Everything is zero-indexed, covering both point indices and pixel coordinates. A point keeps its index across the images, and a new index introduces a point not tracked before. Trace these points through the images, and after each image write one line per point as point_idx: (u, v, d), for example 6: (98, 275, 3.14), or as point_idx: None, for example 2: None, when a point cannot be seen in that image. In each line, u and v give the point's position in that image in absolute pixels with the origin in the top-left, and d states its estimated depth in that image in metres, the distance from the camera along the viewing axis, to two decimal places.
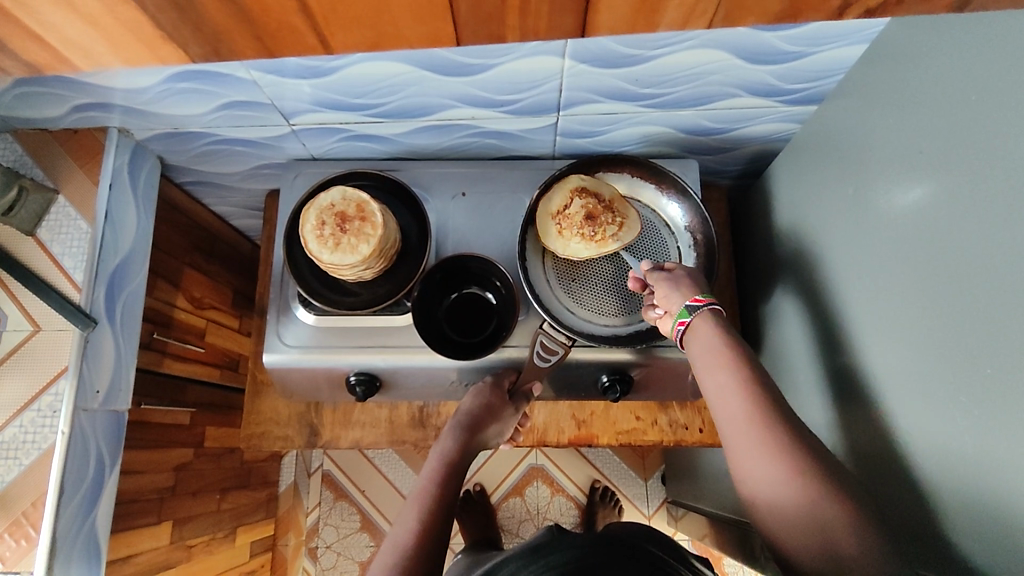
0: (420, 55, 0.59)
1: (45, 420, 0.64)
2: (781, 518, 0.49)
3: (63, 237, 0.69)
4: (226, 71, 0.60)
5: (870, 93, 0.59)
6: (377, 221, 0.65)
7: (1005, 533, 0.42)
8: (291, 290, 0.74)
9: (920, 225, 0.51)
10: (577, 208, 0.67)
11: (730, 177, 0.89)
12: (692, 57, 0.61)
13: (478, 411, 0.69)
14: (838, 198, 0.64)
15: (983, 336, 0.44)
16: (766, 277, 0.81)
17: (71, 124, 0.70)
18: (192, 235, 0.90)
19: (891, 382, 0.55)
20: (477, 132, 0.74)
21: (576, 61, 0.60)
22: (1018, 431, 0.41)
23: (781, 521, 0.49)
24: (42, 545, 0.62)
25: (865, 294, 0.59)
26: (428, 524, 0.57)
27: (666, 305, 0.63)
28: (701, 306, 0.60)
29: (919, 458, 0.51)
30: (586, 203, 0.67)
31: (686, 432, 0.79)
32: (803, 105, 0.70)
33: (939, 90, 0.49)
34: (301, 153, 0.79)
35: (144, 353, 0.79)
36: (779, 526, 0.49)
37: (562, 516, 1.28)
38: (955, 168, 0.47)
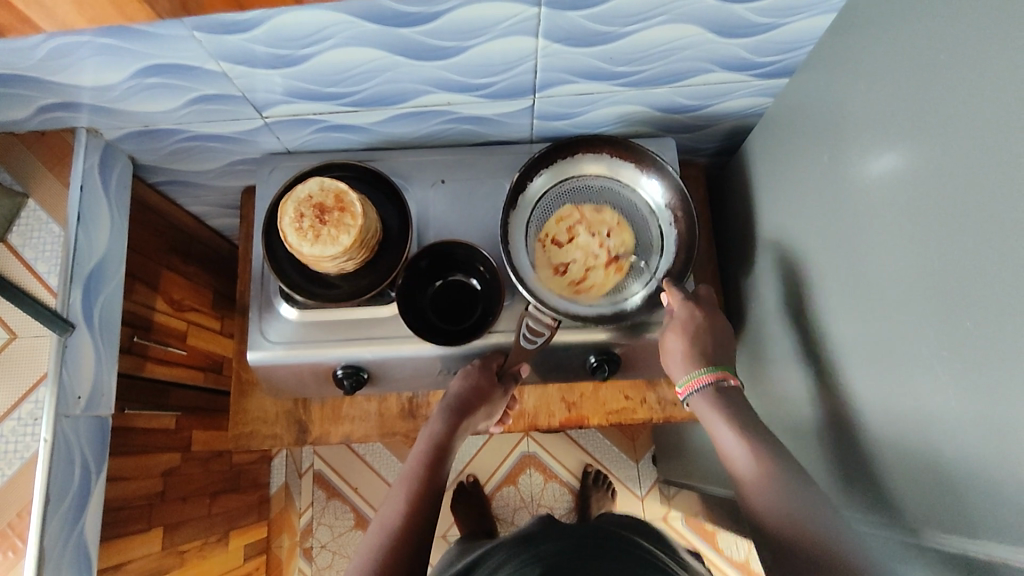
0: (392, 40, 0.59)
1: (27, 428, 0.63)
2: (763, 495, 0.55)
3: (34, 242, 0.68)
4: (195, 64, 0.59)
5: (839, 61, 0.59)
6: (357, 211, 0.65)
7: (983, 485, 0.43)
8: (272, 286, 0.73)
9: (893, 191, 0.52)
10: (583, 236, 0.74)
11: (706, 154, 0.89)
12: (665, 33, 0.61)
13: (465, 394, 0.69)
14: (812, 167, 0.65)
15: (958, 295, 0.45)
16: (745, 252, 0.82)
17: (37, 126, 0.68)
18: (168, 236, 0.88)
19: (870, 346, 0.56)
20: (453, 118, 0.74)
21: (549, 40, 0.60)
22: (994, 380, 0.42)
23: (763, 498, 0.55)
24: (30, 557, 0.61)
25: (842, 262, 0.60)
26: (415, 507, 0.62)
27: (676, 367, 0.68)
28: (705, 383, 0.65)
29: (898, 418, 0.52)
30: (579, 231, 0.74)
31: (675, 409, 0.80)
32: (775, 78, 0.71)
33: (906, 52, 0.50)
34: (276, 147, 0.78)
35: (125, 357, 0.77)
36: (762, 501, 0.55)
37: (556, 502, 1.29)
38: (925, 127, 0.48)
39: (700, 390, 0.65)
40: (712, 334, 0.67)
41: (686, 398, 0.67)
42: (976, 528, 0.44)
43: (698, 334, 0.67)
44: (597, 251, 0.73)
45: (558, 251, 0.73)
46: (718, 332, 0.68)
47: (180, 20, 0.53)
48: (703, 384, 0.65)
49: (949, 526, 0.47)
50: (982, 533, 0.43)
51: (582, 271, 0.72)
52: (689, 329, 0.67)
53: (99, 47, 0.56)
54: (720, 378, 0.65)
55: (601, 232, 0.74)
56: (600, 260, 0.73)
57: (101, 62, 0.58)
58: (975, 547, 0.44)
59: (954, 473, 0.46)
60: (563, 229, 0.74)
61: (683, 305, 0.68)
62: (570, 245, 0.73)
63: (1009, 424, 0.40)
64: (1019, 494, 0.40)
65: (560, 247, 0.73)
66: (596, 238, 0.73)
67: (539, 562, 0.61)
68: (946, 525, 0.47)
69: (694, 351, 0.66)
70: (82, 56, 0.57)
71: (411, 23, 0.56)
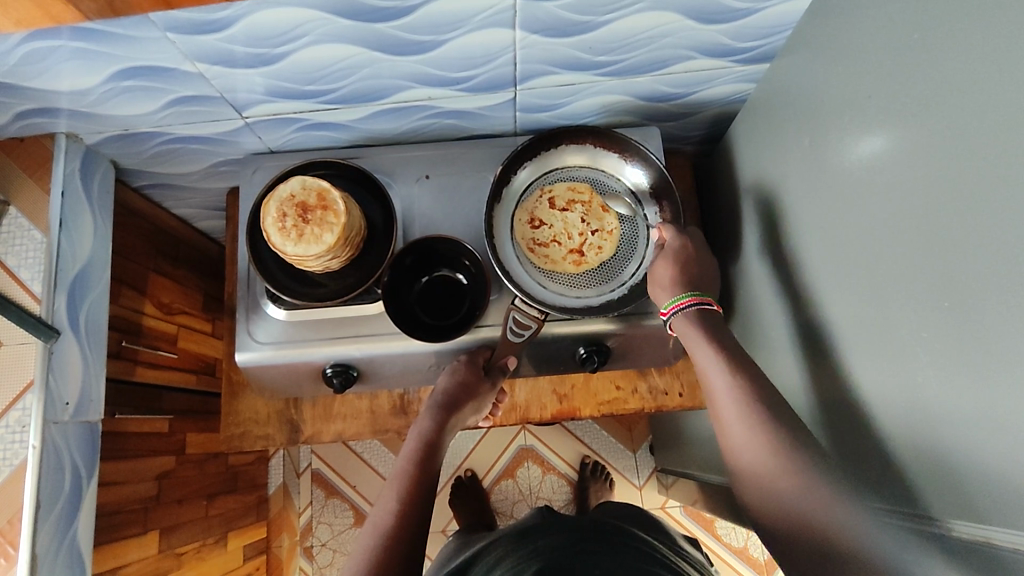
0: (369, 35, 0.58)
1: (15, 435, 0.63)
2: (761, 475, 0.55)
3: (17, 249, 0.68)
4: (171, 66, 0.59)
5: (818, 45, 0.59)
6: (339, 209, 0.64)
7: (969, 465, 0.43)
8: (259, 286, 0.73)
9: (878, 177, 0.51)
10: (573, 215, 0.73)
11: (693, 142, 0.89)
12: (644, 21, 0.61)
13: (454, 390, 0.69)
14: (796, 152, 0.64)
15: (945, 280, 0.44)
16: (733, 239, 0.82)
17: (15, 133, 0.68)
18: (154, 239, 0.88)
19: (858, 330, 0.55)
20: (435, 112, 0.73)
21: (527, 31, 0.60)
22: (976, 361, 0.42)
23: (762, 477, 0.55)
24: (22, 563, 0.61)
25: (831, 248, 0.60)
26: (407, 503, 0.62)
27: (659, 280, 0.67)
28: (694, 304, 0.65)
29: (888, 403, 0.52)
30: (576, 211, 0.73)
31: (667, 397, 0.80)
32: (758, 64, 0.71)
33: (883, 35, 0.49)
34: (259, 147, 0.78)
35: (114, 363, 0.77)
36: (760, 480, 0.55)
37: (555, 494, 1.29)
38: (906, 110, 0.47)
39: (686, 311, 0.65)
40: (699, 266, 0.68)
41: (668, 319, 0.67)
42: (964, 510, 0.44)
43: (686, 263, 0.68)
44: (577, 242, 0.73)
45: (547, 209, 0.74)
46: (705, 265, 0.69)
47: (153, 21, 0.52)
48: (690, 306, 0.65)
49: (939, 508, 0.47)
50: (969, 514, 0.43)
51: (551, 233, 0.73)
52: (680, 258, 0.68)
53: (73, 51, 0.55)
54: (706, 304, 0.66)
55: (592, 225, 0.73)
56: (568, 244, 0.73)
57: (75, 66, 0.58)
58: (963, 527, 0.44)
59: (942, 455, 0.46)
60: (565, 197, 0.74)
61: (676, 235, 0.69)
62: (564, 213, 0.73)
63: (996, 406, 0.40)
64: (1000, 472, 0.40)
65: (558, 211, 0.73)
66: (582, 225, 0.73)
67: (537, 555, 0.60)
68: (936, 508, 0.47)
69: (682, 275, 0.67)
70: (56, 60, 0.57)
71: (386, 18, 0.56)
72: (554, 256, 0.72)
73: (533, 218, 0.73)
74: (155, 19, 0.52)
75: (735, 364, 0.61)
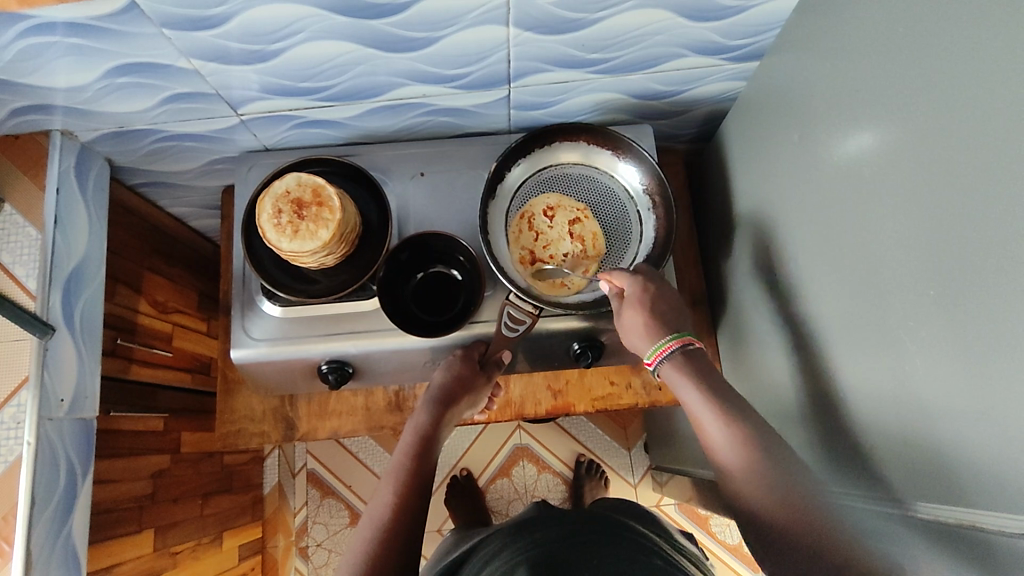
0: (363, 32, 0.59)
1: (10, 431, 0.63)
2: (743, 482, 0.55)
3: (12, 246, 0.68)
4: (167, 62, 0.59)
5: (806, 43, 0.60)
6: (334, 205, 0.64)
7: (958, 455, 0.44)
8: (254, 283, 0.73)
9: (868, 169, 0.52)
10: (572, 245, 0.73)
11: (685, 140, 0.90)
12: (635, 18, 0.62)
13: (449, 385, 0.70)
14: (786, 148, 0.65)
15: (934, 268, 0.45)
16: (725, 236, 0.82)
17: (10, 130, 0.68)
18: (149, 237, 0.88)
19: (849, 323, 0.56)
20: (430, 110, 0.74)
21: (520, 29, 0.60)
22: (965, 350, 0.42)
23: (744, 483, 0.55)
24: (17, 560, 0.61)
25: (821, 242, 0.60)
26: (404, 497, 0.62)
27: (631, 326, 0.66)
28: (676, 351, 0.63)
29: (877, 393, 0.53)
30: (575, 249, 0.73)
31: (660, 393, 0.81)
32: (748, 62, 0.71)
33: (871, 31, 0.50)
34: (254, 145, 0.78)
35: (109, 360, 0.77)
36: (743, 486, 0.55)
37: (550, 492, 1.29)
38: (894, 105, 0.48)
39: (670, 357, 0.63)
40: (667, 304, 0.66)
41: (656, 367, 0.65)
42: (952, 495, 0.45)
43: (655, 303, 0.65)
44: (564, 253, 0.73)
45: (564, 217, 0.74)
46: (670, 299, 0.66)
47: (149, 17, 0.53)
48: (673, 351, 0.63)
49: (928, 495, 0.47)
50: (957, 499, 0.44)
51: (555, 227, 0.74)
52: (645, 301, 0.65)
53: (68, 47, 0.56)
54: (686, 343, 0.64)
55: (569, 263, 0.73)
56: (555, 249, 0.73)
57: (71, 62, 0.58)
58: (950, 513, 0.45)
59: (932, 442, 0.46)
60: (586, 231, 0.74)
61: (632, 279, 0.66)
62: (578, 224, 0.74)
63: (985, 391, 0.41)
64: (988, 459, 0.41)
65: (575, 225, 0.74)
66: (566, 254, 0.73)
67: (534, 548, 0.60)
68: (925, 495, 0.47)
69: (655, 322, 0.64)
70: (52, 56, 0.57)
71: (381, 15, 0.56)
72: (535, 250, 0.73)
73: (552, 207, 0.74)
74: (151, 14, 0.53)
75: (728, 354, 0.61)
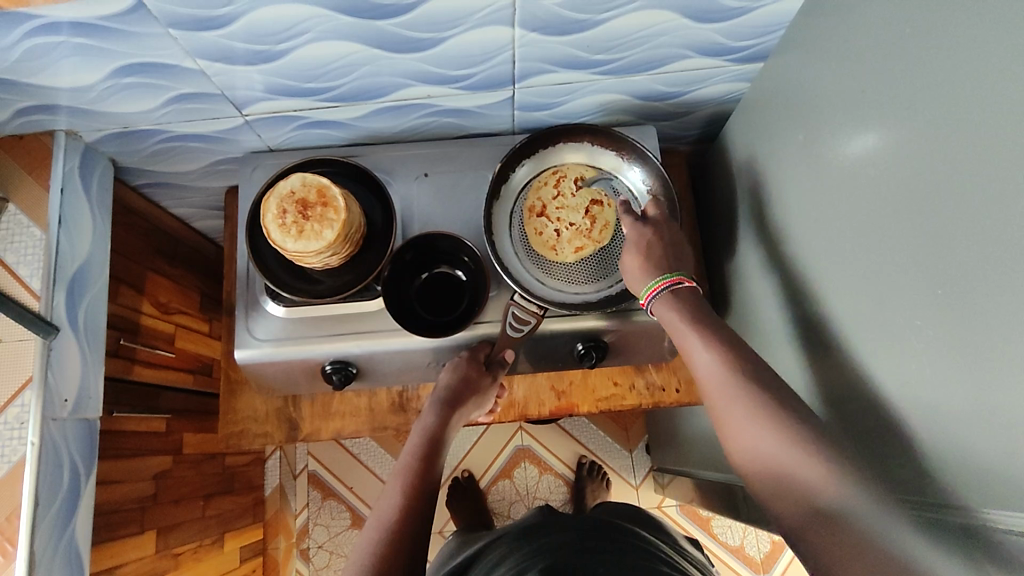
0: (369, 33, 0.59)
1: (13, 431, 0.64)
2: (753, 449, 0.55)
3: (16, 246, 0.68)
4: (172, 62, 0.59)
5: (811, 44, 0.60)
6: (339, 205, 0.65)
7: (965, 455, 0.44)
8: (259, 284, 0.73)
9: (873, 169, 0.52)
10: (583, 221, 0.73)
11: (689, 142, 0.90)
12: (640, 19, 0.62)
13: (456, 386, 0.70)
14: (790, 149, 0.65)
15: (940, 267, 0.45)
16: (729, 237, 0.83)
17: (15, 130, 0.68)
18: (151, 238, 0.88)
19: (854, 323, 0.56)
20: (434, 111, 0.74)
21: (526, 29, 0.61)
22: (970, 350, 0.42)
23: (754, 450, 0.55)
24: (20, 561, 0.61)
25: (827, 242, 0.60)
26: (411, 499, 0.62)
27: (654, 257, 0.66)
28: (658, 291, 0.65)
29: (885, 392, 0.53)
30: (582, 226, 0.73)
31: (664, 393, 0.81)
32: (751, 63, 0.72)
33: (876, 33, 0.50)
34: (258, 145, 0.78)
35: (112, 361, 0.77)
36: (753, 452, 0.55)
37: (552, 493, 1.29)
38: (899, 106, 0.48)
39: (659, 296, 0.65)
40: (665, 247, 0.67)
41: (649, 306, 0.67)
42: (959, 495, 0.45)
43: (651, 247, 0.67)
44: (571, 223, 0.73)
45: (585, 194, 0.74)
46: (673, 242, 0.68)
47: (155, 17, 0.53)
48: (660, 291, 0.65)
49: (934, 494, 0.47)
50: (964, 498, 0.44)
51: (575, 198, 0.74)
52: (642, 242, 0.67)
53: (74, 47, 0.56)
54: (676, 283, 0.65)
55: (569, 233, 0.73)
56: (563, 218, 0.73)
57: (76, 62, 0.58)
58: (957, 512, 0.45)
59: (939, 441, 0.46)
60: (600, 215, 0.73)
61: (633, 224, 0.68)
62: (598, 206, 0.74)
63: (991, 391, 0.41)
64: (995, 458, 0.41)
65: (594, 208, 0.73)
66: (571, 225, 0.73)
67: (540, 554, 0.60)
68: (932, 494, 0.47)
69: (648, 260, 0.66)
70: (57, 56, 0.57)
71: (386, 15, 0.56)
72: (546, 207, 0.74)
73: (581, 181, 0.75)
74: (157, 15, 0.53)
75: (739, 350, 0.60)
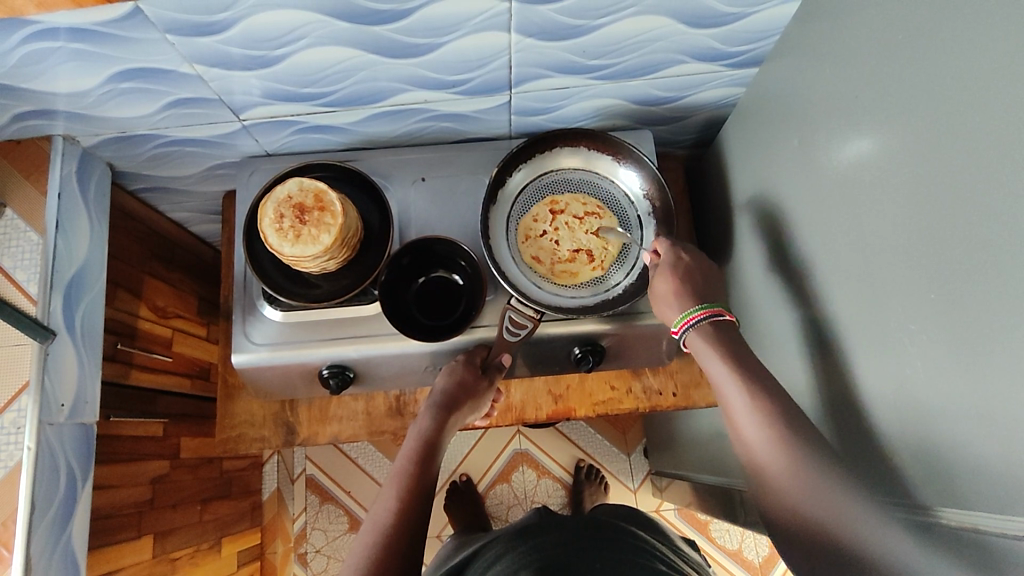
0: (366, 38, 0.59)
1: (9, 436, 0.63)
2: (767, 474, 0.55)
3: (14, 250, 0.68)
4: (170, 67, 0.60)
5: (806, 49, 0.61)
6: (336, 210, 0.65)
7: (961, 458, 0.44)
8: (256, 288, 0.73)
9: (868, 174, 0.52)
10: (563, 253, 0.73)
11: (685, 146, 0.90)
12: (636, 25, 0.62)
13: (452, 389, 0.69)
14: (785, 154, 0.66)
15: (936, 270, 0.45)
16: (725, 240, 0.83)
17: (12, 135, 0.68)
18: (149, 242, 0.88)
19: (851, 327, 0.56)
20: (431, 115, 0.74)
21: (522, 35, 0.61)
22: (967, 354, 0.42)
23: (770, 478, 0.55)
24: (17, 565, 0.61)
25: (824, 245, 0.60)
26: (407, 502, 0.62)
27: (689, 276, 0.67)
28: (703, 318, 0.64)
29: (883, 395, 0.53)
30: (555, 253, 0.73)
31: (661, 397, 0.81)
32: (747, 68, 0.72)
33: (870, 38, 0.51)
34: (255, 150, 0.78)
35: (109, 365, 0.78)
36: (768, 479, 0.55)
37: (550, 497, 1.29)
38: (893, 111, 0.49)
39: (697, 325, 0.64)
40: (700, 273, 0.67)
41: (683, 336, 0.66)
42: (954, 499, 0.45)
43: (688, 273, 0.67)
44: (560, 239, 0.74)
45: (585, 241, 0.74)
46: (708, 272, 0.68)
47: (152, 22, 0.53)
48: (700, 320, 0.64)
49: (931, 497, 0.47)
50: (960, 501, 0.44)
51: (584, 236, 0.74)
52: (679, 270, 0.67)
53: (71, 52, 0.56)
54: (716, 313, 0.64)
55: (549, 237, 0.74)
56: (556, 231, 0.74)
57: (74, 67, 0.58)
58: (954, 515, 0.45)
59: (936, 444, 0.46)
60: (570, 263, 0.73)
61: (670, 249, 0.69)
62: (586, 260, 0.73)
63: (988, 394, 0.41)
64: (990, 462, 0.41)
65: (587, 262, 0.73)
66: (554, 239, 0.74)
67: (537, 553, 0.60)
68: (929, 497, 0.47)
69: (687, 287, 0.66)
70: (55, 61, 0.57)
71: (383, 20, 0.57)
72: (552, 216, 0.75)
73: (599, 234, 0.74)
74: (154, 20, 0.53)
75: (750, 360, 0.61)
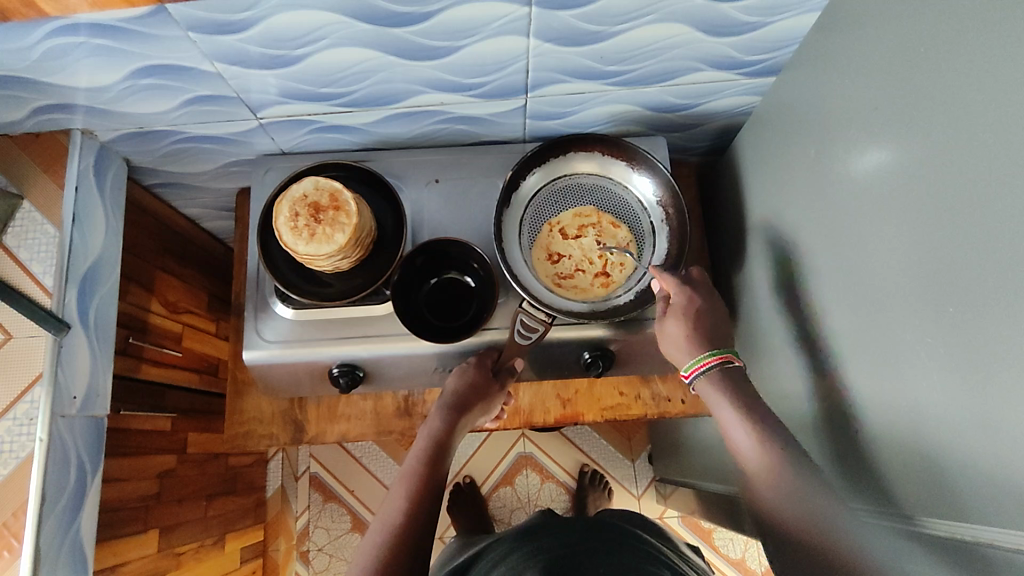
0: (385, 40, 0.59)
1: (22, 428, 0.63)
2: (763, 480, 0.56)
3: (30, 243, 0.68)
4: (191, 65, 0.60)
5: (822, 60, 0.61)
6: (351, 209, 0.65)
7: (969, 472, 0.44)
8: (268, 285, 0.73)
9: (880, 185, 0.52)
10: (564, 242, 0.74)
11: (698, 153, 0.91)
12: (654, 32, 0.62)
13: (464, 392, 0.69)
14: (800, 164, 0.65)
15: (954, 284, 0.44)
16: (736, 249, 0.83)
17: (32, 128, 0.69)
18: (162, 237, 0.89)
19: (859, 339, 0.56)
20: (447, 118, 0.75)
21: (540, 39, 0.61)
22: (976, 366, 0.42)
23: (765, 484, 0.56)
24: (25, 556, 0.61)
25: (835, 257, 0.60)
26: (417, 503, 0.62)
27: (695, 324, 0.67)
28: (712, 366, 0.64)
29: (893, 410, 0.52)
30: (564, 232, 0.75)
31: (669, 404, 0.81)
32: (763, 76, 0.72)
33: (887, 50, 0.51)
34: (271, 148, 0.79)
35: (121, 359, 0.78)
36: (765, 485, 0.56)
37: (553, 501, 1.29)
38: (907, 124, 0.49)
39: (708, 371, 0.64)
40: (707, 315, 0.67)
41: (693, 380, 0.65)
42: (959, 513, 0.45)
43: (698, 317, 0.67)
44: (592, 251, 0.74)
45: (567, 254, 0.74)
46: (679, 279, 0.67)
47: (176, 20, 0.54)
48: (711, 366, 0.64)
49: (941, 512, 0.47)
50: (969, 516, 0.44)
51: (574, 267, 0.73)
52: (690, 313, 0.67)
53: (94, 47, 0.56)
54: (726, 359, 0.64)
55: (598, 224, 0.75)
56: (598, 252, 0.74)
57: (94, 63, 0.59)
58: (963, 529, 0.44)
59: (943, 460, 0.46)
60: (548, 235, 0.75)
61: (680, 290, 0.68)
62: (557, 254, 0.74)
63: (1000, 411, 0.40)
64: (998, 477, 0.41)
65: (552, 268, 0.74)
66: (590, 231, 0.75)
67: (542, 553, 0.60)
68: (938, 511, 0.47)
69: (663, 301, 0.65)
70: (76, 57, 0.57)
71: (403, 23, 0.57)
72: (598, 234, 0.74)
73: (562, 277, 0.73)
74: (178, 18, 0.53)
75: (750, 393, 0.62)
